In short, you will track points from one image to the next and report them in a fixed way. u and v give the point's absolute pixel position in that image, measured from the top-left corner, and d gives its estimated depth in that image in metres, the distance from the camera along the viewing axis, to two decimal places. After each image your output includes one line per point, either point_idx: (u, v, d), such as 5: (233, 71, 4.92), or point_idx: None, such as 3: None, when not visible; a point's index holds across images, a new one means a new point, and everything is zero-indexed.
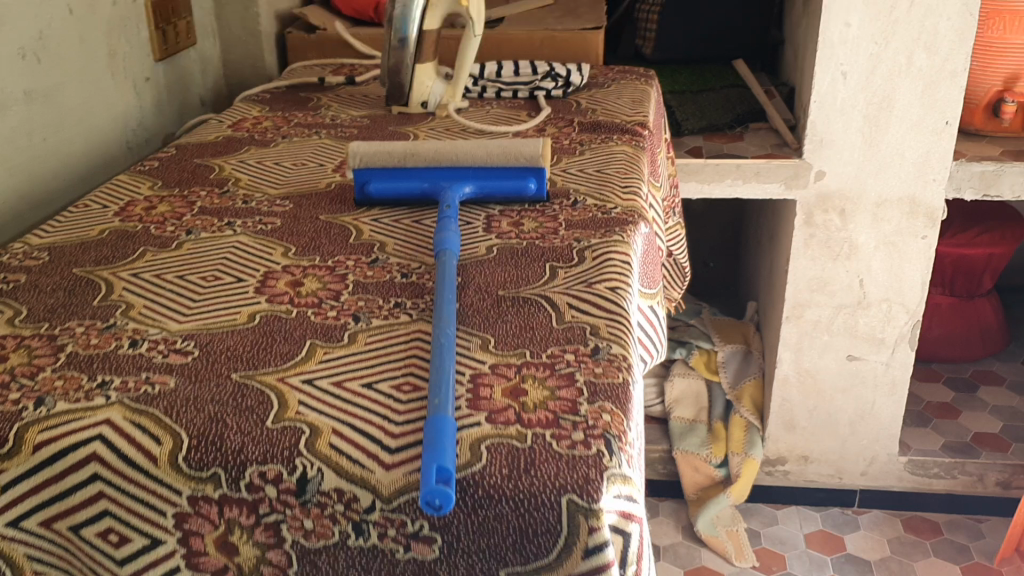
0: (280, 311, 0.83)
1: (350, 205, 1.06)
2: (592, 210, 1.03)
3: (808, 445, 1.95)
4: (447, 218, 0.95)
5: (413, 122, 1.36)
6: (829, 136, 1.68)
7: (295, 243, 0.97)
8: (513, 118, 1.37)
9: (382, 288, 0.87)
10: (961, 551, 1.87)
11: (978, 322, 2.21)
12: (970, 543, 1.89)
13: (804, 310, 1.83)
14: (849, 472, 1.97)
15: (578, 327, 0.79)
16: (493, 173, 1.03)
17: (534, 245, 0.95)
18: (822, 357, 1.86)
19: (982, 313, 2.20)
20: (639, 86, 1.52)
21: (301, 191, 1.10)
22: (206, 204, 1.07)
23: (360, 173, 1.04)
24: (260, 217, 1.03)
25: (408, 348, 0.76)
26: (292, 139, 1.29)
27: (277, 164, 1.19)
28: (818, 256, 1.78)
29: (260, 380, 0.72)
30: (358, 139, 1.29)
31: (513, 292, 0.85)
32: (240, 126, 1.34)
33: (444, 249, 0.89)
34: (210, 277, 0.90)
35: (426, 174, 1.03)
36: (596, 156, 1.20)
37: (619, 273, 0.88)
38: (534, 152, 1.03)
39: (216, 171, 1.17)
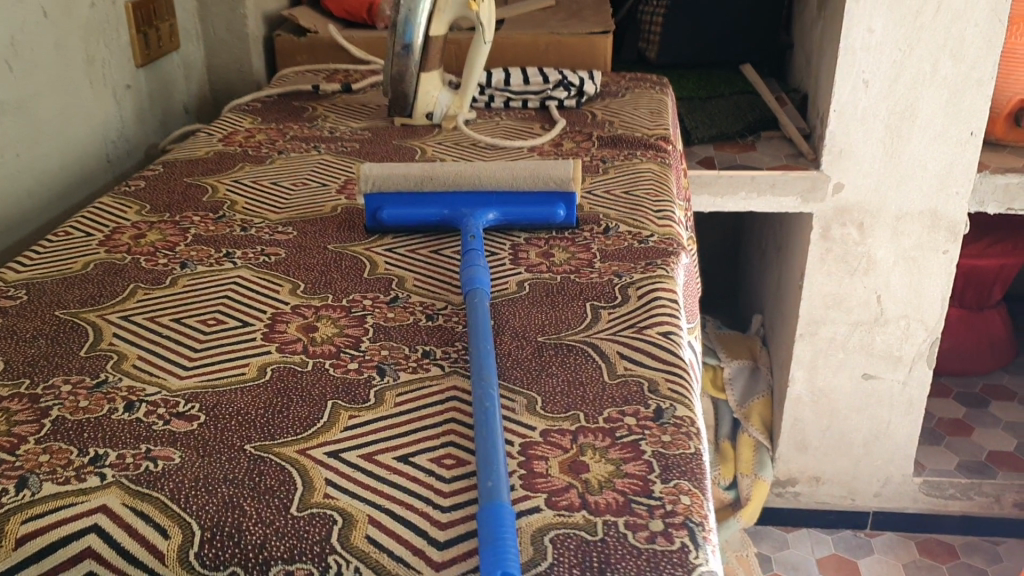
0: (294, 363, 0.74)
1: (360, 232, 0.96)
2: (627, 239, 0.94)
3: (821, 465, 1.88)
4: (472, 250, 0.86)
5: (418, 135, 1.26)
6: (848, 148, 1.60)
7: (303, 279, 0.87)
8: (526, 131, 1.27)
9: (406, 333, 0.77)
10: None
11: (987, 336, 2.14)
12: (988, 566, 1.83)
13: (818, 328, 1.76)
14: (862, 493, 1.90)
15: (633, 382, 0.70)
16: (518, 197, 0.94)
17: (569, 280, 0.85)
18: (836, 376, 1.79)
19: (991, 325, 2.13)
20: (655, 95, 1.43)
21: (305, 215, 1.01)
22: (201, 231, 0.97)
23: (371, 198, 0.94)
24: (262, 247, 0.94)
25: (445, 411, 0.67)
26: (289, 155, 1.19)
27: (276, 183, 1.10)
28: (834, 271, 1.71)
29: (279, 453, 0.63)
30: (361, 154, 1.19)
31: (554, 339, 0.76)
32: (231, 140, 1.23)
33: (475, 288, 0.80)
34: (210, 320, 0.80)
35: (445, 200, 0.94)
36: (623, 176, 1.12)
37: (669, 315, 0.79)
38: (564, 174, 0.93)
39: (210, 193, 1.07)
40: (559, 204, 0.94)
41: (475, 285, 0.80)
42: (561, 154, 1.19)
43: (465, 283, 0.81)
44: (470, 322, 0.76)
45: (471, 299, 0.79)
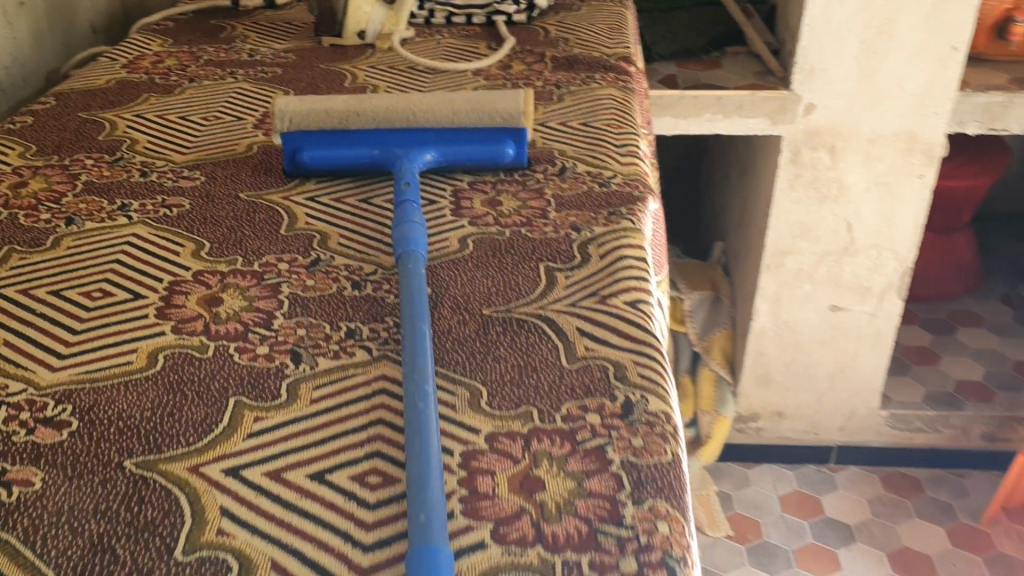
0: (190, 347, 0.61)
1: (279, 177, 0.83)
2: (586, 183, 0.83)
3: (783, 400, 1.84)
4: (407, 201, 0.73)
5: (347, 57, 1.12)
6: (821, 66, 1.49)
7: (209, 237, 0.74)
8: (470, 51, 1.13)
9: (328, 307, 0.65)
10: (945, 511, 1.75)
11: (954, 258, 2.06)
12: (954, 501, 1.78)
13: (785, 258, 1.67)
14: (825, 428, 1.86)
15: (596, 366, 0.59)
16: (460, 134, 0.81)
17: (521, 236, 0.74)
18: (802, 308, 1.71)
19: (959, 248, 2.03)
20: (614, 8, 1.29)
21: (215, 157, 0.87)
22: (92, 177, 0.83)
23: (288, 138, 0.81)
24: (163, 196, 0.80)
25: (371, 410, 0.56)
26: (201, 83, 1.04)
27: (183, 117, 0.95)
28: (804, 199, 1.61)
29: (165, 473, 0.51)
30: (285, 80, 1.05)
31: (502, 312, 0.65)
32: (136, 65, 1.08)
33: (409, 251, 0.68)
34: (94, 292, 0.67)
35: (375, 138, 0.81)
36: (580, 104, 0.99)
37: (636, 279, 0.68)
38: (512, 108, 0.80)
39: (107, 129, 0.92)
40: (507, 141, 0.82)
41: (410, 246, 0.68)
42: (510, 78, 1.05)
43: (397, 244, 0.68)
44: (403, 294, 0.64)
45: (402, 262, 0.67)
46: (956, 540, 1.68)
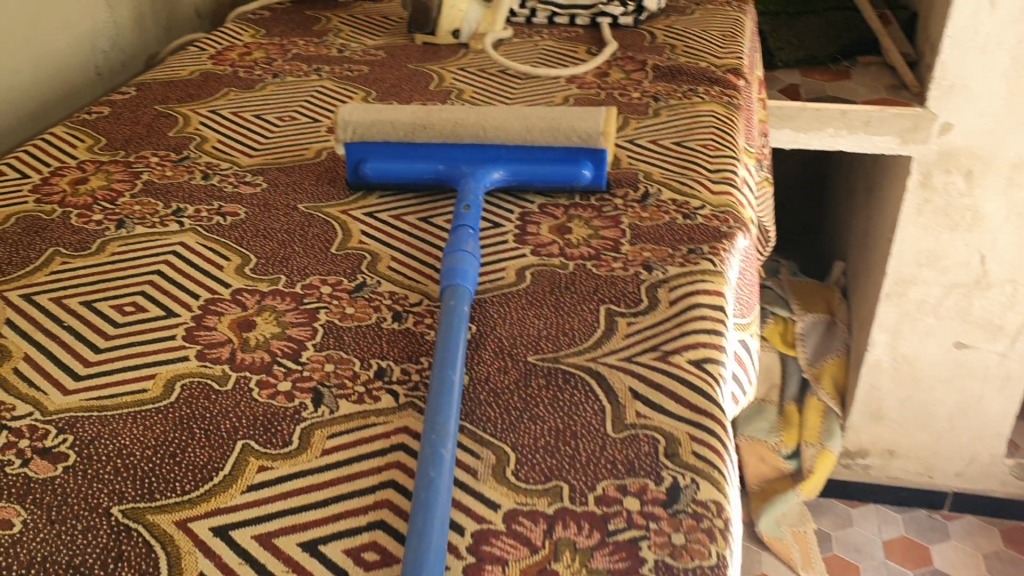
0: (211, 376, 0.57)
1: (342, 187, 0.79)
2: (669, 213, 0.75)
3: (896, 439, 1.71)
4: (464, 226, 0.67)
5: (438, 57, 1.06)
6: (962, 82, 1.35)
7: (257, 251, 0.70)
8: (569, 56, 1.06)
9: (362, 340, 0.60)
10: None
11: None
12: None
13: (908, 287, 1.54)
14: (941, 471, 1.72)
15: (644, 438, 0.52)
16: (533, 152, 0.75)
17: (586, 271, 0.67)
18: (924, 343, 1.58)
19: None
20: (731, 13, 1.20)
21: (281, 161, 0.83)
22: (154, 176, 0.80)
23: (352, 148, 0.76)
24: (220, 202, 0.76)
25: (384, 469, 0.50)
26: (284, 79, 1.00)
27: (258, 116, 0.91)
28: (932, 225, 1.48)
29: (150, 526, 0.46)
30: (369, 79, 1.01)
31: (549, 361, 0.58)
32: (223, 57, 1.05)
33: (456, 284, 0.62)
34: (127, 306, 0.63)
35: (442, 152, 0.76)
36: (677, 121, 0.91)
37: (707, 333, 0.61)
38: (591, 127, 0.73)
39: (179, 126, 0.89)
40: (585, 162, 0.75)
41: (457, 279, 0.62)
42: (605, 88, 0.98)
43: (444, 274, 0.63)
44: (438, 332, 0.58)
45: (446, 296, 0.61)
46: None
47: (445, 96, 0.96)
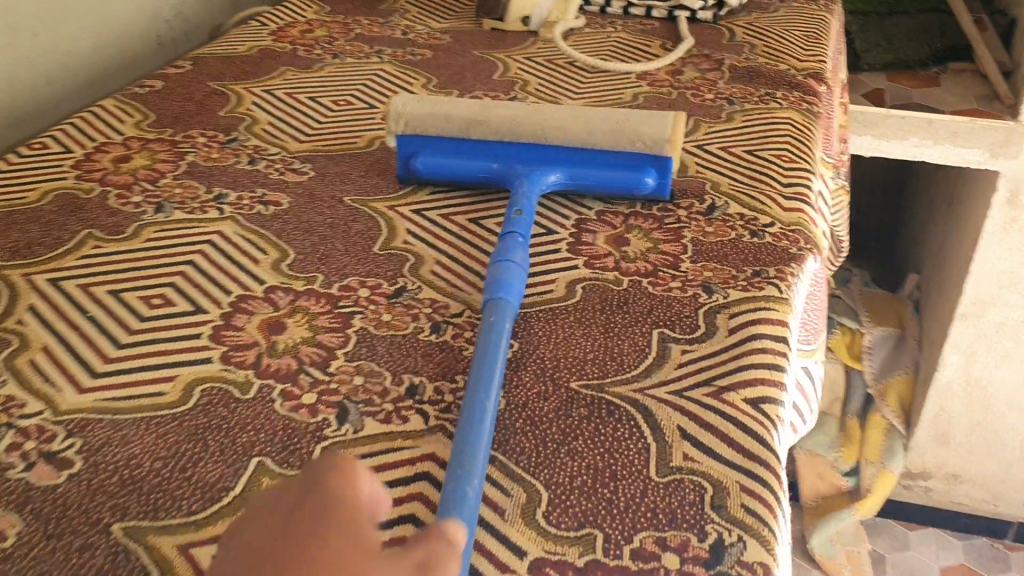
0: (232, 383, 0.54)
1: (391, 181, 0.76)
2: (736, 230, 0.70)
3: (962, 463, 1.63)
4: (514, 233, 0.63)
5: (505, 45, 1.02)
6: None
7: (296, 246, 0.67)
8: (641, 50, 1.01)
9: (396, 352, 0.56)
10: None
11: None
12: None
13: (987, 309, 1.46)
14: (1006, 501, 1.64)
15: (690, 485, 0.48)
16: (594, 156, 0.70)
17: (641, 289, 0.63)
18: (999, 367, 1.51)
19: None
20: (817, 12, 1.14)
21: (333, 149, 0.80)
22: (199, 158, 0.77)
23: (404, 140, 0.73)
24: (263, 190, 0.73)
25: (405, 501, 0.46)
26: (344, 60, 0.97)
27: (313, 98, 0.88)
28: (1017, 246, 1.38)
29: (150, 548, 0.43)
30: (431, 64, 0.97)
31: (594, 388, 0.54)
32: (284, 33, 1.02)
33: (499, 298, 0.58)
34: (155, 298, 0.60)
35: (497, 150, 0.71)
36: (752, 127, 0.86)
37: (766, 369, 0.56)
38: (657, 132, 0.69)
39: (231, 105, 0.86)
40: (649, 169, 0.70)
41: (500, 292, 0.58)
42: (678, 87, 0.93)
43: (487, 286, 0.59)
44: (476, 350, 0.54)
45: (487, 310, 0.57)
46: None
47: (509, 87, 0.92)
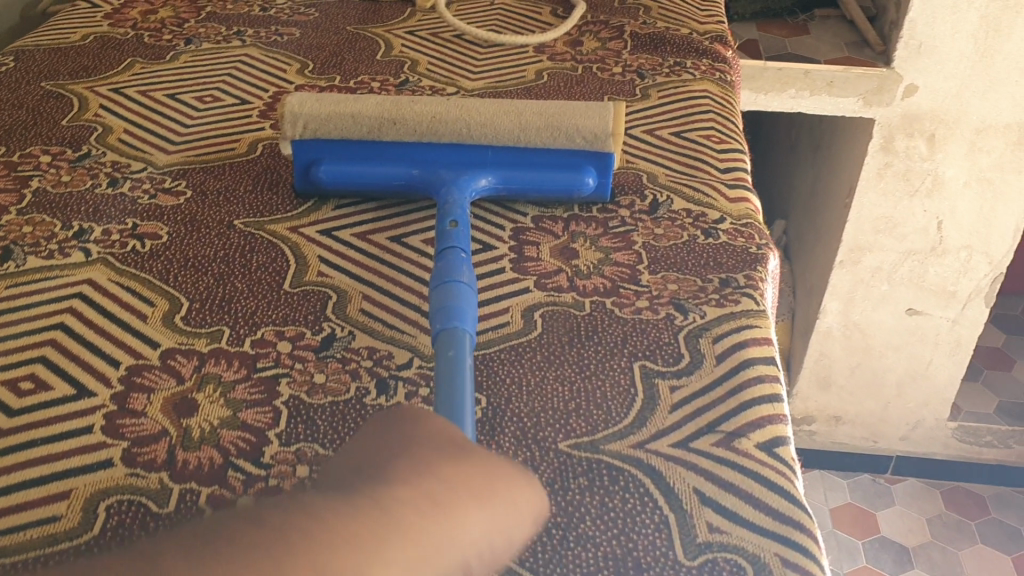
0: (146, 493, 0.43)
1: (286, 195, 0.64)
2: (687, 230, 0.63)
3: (844, 406, 1.58)
4: (453, 248, 0.54)
5: (381, 18, 0.91)
6: (931, 42, 1.21)
7: (189, 290, 0.55)
8: (528, 21, 0.93)
9: (343, 426, 0.47)
10: (1013, 536, 1.48)
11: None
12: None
13: (863, 255, 1.40)
14: (886, 437, 1.60)
15: (726, 565, 0.41)
16: (527, 155, 0.62)
17: (607, 313, 0.55)
18: (876, 311, 1.45)
19: None
20: None
21: (207, 158, 0.68)
22: (46, 183, 0.63)
23: (302, 147, 0.62)
24: (134, 218, 0.61)
25: None
26: (199, 45, 0.84)
27: (172, 96, 0.75)
28: (891, 190, 1.35)
29: None
30: (302, 44, 0.85)
31: (585, 449, 0.46)
32: (122, 15, 0.88)
33: (452, 327, 0.48)
34: (24, 381, 0.48)
35: (415, 153, 0.62)
36: (670, 105, 0.79)
37: (768, 403, 0.49)
38: (598, 125, 0.61)
39: (74, 111, 0.72)
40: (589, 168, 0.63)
41: (454, 321, 0.49)
42: (581, 60, 0.85)
43: (435, 314, 0.49)
44: (437, 395, 0.44)
45: (441, 343, 0.48)
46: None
47: (398, 68, 0.82)
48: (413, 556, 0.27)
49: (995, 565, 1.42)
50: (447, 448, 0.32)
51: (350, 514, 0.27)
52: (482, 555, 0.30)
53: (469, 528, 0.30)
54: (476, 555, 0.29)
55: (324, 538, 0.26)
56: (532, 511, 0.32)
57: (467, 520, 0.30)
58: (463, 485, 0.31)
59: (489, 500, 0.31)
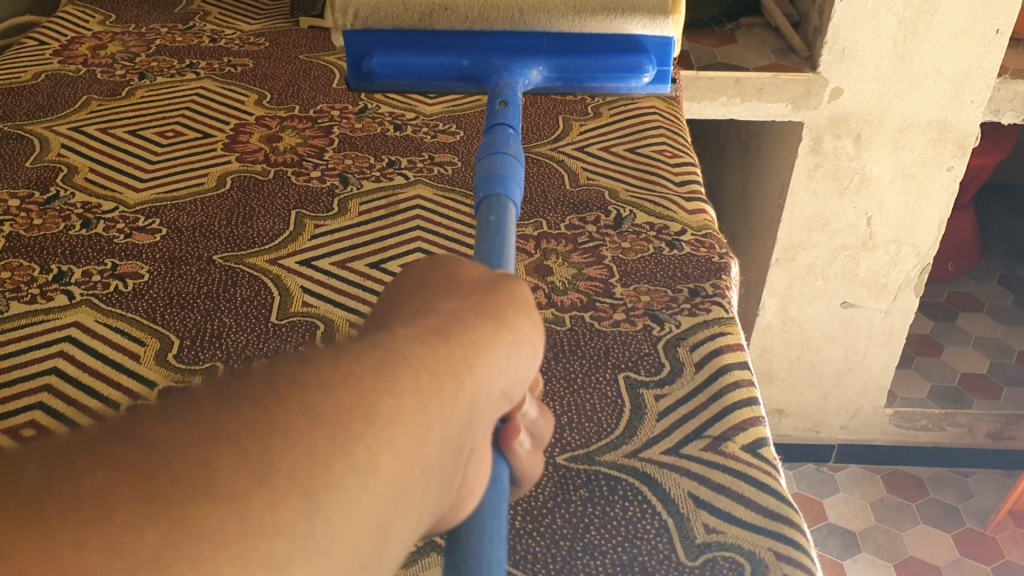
0: None
1: (262, 228, 0.65)
2: (652, 243, 0.66)
3: (786, 398, 1.58)
4: (506, 127, 0.60)
5: (331, 45, 0.92)
6: (853, 46, 1.23)
7: (178, 328, 0.56)
8: None
9: None
10: (949, 515, 1.54)
11: (954, 239, 1.83)
12: (959, 504, 1.57)
13: (798, 252, 1.42)
14: (827, 426, 1.62)
15: (725, 563, 0.43)
16: (577, 41, 0.66)
17: (587, 329, 0.57)
18: (812, 305, 1.47)
19: (959, 229, 1.81)
20: None
21: (177, 194, 0.68)
22: (18, 228, 0.64)
23: (354, 38, 0.67)
24: (112, 258, 0.61)
25: None
26: (154, 79, 0.84)
27: (134, 132, 0.76)
28: (822, 190, 1.36)
29: None
30: (257, 75, 0.86)
31: (581, 461, 0.49)
32: (71, 52, 0.88)
33: (496, 192, 0.54)
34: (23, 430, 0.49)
35: (465, 42, 0.66)
36: (622, 122, 0.82)
37: (748, 406, 0.52)
38: (654, 5, 0.64)
39: (36, 152, 0.72)
40: (646, 50, 0.67)
41: (499, 187, 0.54)
42: None
43: (481, 183, 0.55)
44: (478, 242, 0.50)
45: (485, 207, 0.53)
46: (964, 548, 1.47)
47: (355, 95, 0.83)
48: (428, 382, 0.30)
49: (936, 546, 1.47)
50: (451, 293, 0.35)
51: (346, 357, 0.29)
52: (489, 378, 0.33)
53: (474, 355, 0.32)
54: (485, 375, 0.33)
55: (320, 381, 0.28)
56: (526, 334, 0.35)
57: (472, 344, 0.33)
58: (468, 316, 0.34)
59: (485, 330, 0.34)
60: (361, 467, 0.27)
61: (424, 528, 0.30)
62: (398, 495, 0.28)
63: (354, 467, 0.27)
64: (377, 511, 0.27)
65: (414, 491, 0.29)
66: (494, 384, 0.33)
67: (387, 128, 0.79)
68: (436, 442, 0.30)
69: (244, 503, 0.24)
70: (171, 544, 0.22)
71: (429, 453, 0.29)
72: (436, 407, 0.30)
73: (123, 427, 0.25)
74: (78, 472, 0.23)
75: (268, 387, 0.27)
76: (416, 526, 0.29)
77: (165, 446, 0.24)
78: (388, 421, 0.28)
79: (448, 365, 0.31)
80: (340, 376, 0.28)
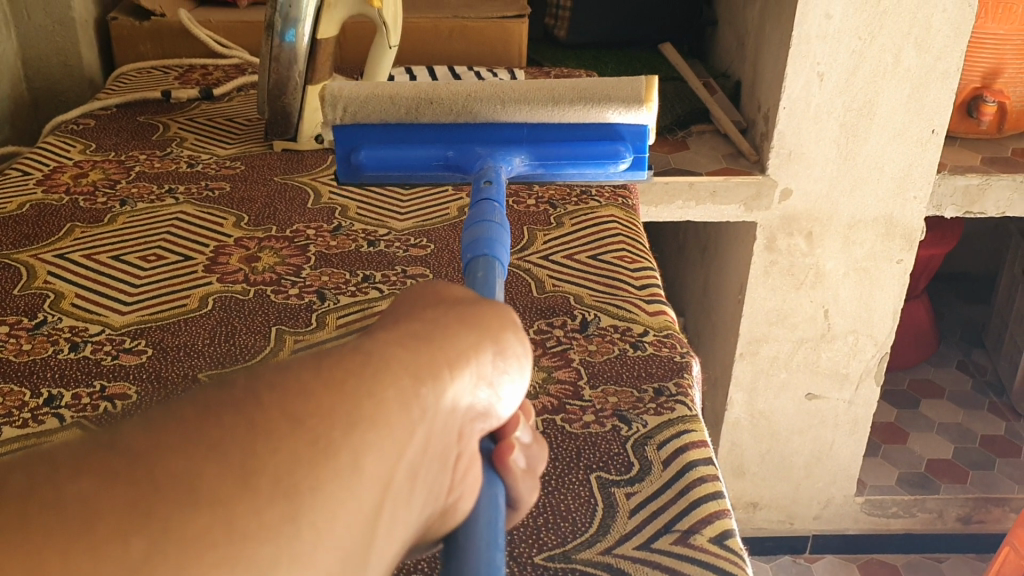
0: None
1: (244, 346, 0.68)
2: (616, 344, 0.70)
3: (759, 491, 1.60)
4: (490, 201, 0.64)
5: (303, 167, 0.97)
6: (800, 150, 1.30)
7: None
8: None
9: None
10: None
11: (910, 328, 1.89)
12: None
13: (761, 346, 1.46)
14: (801, 517, 1.63)
15: None
16: (557, 130, 0.71)
17: (559, 431, 0.60)
18: (778, 398, 1.50)
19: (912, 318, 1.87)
20: None
21: (162, 317, 0.71)
22: (9, 353, 0.66)
23: (344, 133, 0.72)
24: (101, 379, 0.64)
25: None
26: (135, 205, 0.88)
27: (117, 257, 0.79)
28: (779, 285, 1.41)
29: None
30: (234, 198, 0.90)
31: (559, 558, 0.51)
32: (53, 181, 0.92)
33: (484, 252, 0.57)
34: None
35: (450, 135, 0.72)
36: (583, 231, 0.87)
37: (714, 500, 0.55)
38: (629, 95, 0.69)
39: (23, 280, 0.75)
40: (624, 138, 0.71)
41: (485, 249, 0.57)
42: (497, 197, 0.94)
43: (468, 246, 0.58)
44: None
45: (473, 268, 0.57)
46: None
47: (330, 214, 0.88)
48: (408, 380, 0.33)
49: None
50: (437, 308, 0.38)
51: (328, 362, 0.31)
52: (467, 378, 0.35)
53: (454, 358, 0.35)
54: (464, 376, 0.35)
55: (300, 388, 0.30)
56: (514, 341, 0.38)
57: (452, 348, 0.35)
58: (448, 323, 0.37)
59: (466, 337, 0.36)
60: (346, 470, 0.29)
61: (411, 523, 0.33)
62: (382, 493, 0.30)
63: (340, 467, 0.29)
64: (362, 512, 0.29)
65: (398, 493, 0.32)
66: (476, 390, 0.36)
67: (361, 244, 0.83)
68: (416, 444, 0.32)
69: (227, 507, 0.26)
70: (158, 547, 0.25)
71: (409, 456, 0.32)
72: (418, 412, 0.33)
73: (106, 439, 0.27)
74: (65, 481, 0.25)
75: (249, 396, 0.29)
76: (401, 525, 0.32)
77: (147, 451, 0.26)
78: (370, 422, 0.31)
79: (430, 371, 0.34)
80: (324, 382, 0.30)
